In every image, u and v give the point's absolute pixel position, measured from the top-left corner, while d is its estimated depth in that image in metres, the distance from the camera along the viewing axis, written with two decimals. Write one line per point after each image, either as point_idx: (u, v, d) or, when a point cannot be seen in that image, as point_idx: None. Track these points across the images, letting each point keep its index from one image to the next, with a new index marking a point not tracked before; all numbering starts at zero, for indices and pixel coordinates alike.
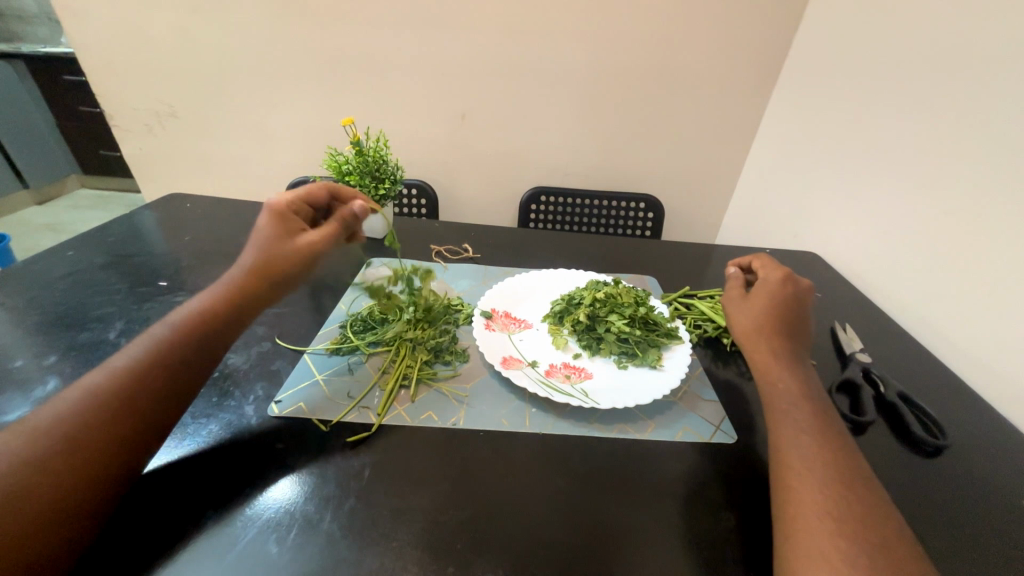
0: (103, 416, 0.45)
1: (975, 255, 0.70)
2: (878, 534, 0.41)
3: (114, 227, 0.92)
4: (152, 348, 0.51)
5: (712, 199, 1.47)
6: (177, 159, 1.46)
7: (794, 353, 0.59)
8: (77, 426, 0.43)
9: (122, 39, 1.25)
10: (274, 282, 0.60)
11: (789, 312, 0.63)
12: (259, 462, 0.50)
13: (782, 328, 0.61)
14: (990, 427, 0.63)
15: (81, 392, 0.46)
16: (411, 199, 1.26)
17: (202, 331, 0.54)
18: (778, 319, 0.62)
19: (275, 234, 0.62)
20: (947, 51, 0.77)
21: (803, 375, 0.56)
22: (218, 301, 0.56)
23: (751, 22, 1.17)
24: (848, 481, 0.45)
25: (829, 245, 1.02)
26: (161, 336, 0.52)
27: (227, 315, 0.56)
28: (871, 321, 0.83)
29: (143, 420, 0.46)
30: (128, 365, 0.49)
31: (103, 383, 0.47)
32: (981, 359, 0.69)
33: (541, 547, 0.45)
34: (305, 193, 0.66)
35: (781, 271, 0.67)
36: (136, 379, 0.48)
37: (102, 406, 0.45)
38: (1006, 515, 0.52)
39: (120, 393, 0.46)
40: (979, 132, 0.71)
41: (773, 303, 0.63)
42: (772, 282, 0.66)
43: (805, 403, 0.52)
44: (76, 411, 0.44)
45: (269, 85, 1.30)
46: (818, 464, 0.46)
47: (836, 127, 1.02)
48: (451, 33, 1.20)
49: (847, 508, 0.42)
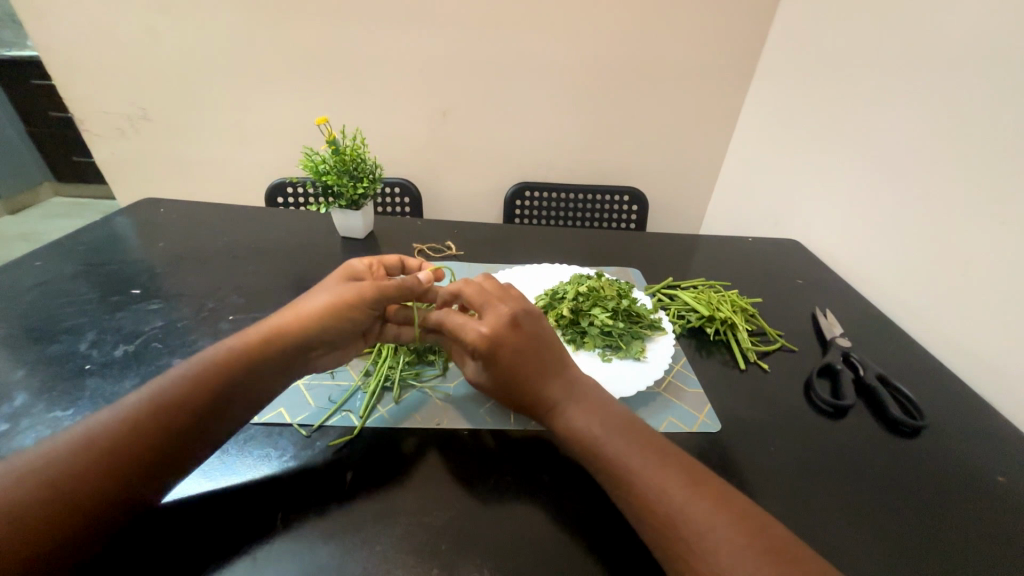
0: (104, 457, 0.41)
1: (950, 241, 0.72)
2: (757, 529, 0.39)
3: (85, 234, 0.89)
4: (166, 385, 0.46)
5: (696, 191, 1.48)
6: (151, 162, 1.42)
7: (568, 396, 0.51)
8: (69, 472, 0.40)
9: (88, 39, 1.21)
10: (320, 331, 0.55)
11: (512, 364, 0.52)
12: (249, 488, 0.48)
13: (525, 389, 0.51)
14: (966, 407, 0.64)
15: (84, 430, 0.42)
16: (394, 198, 1.24)
17: (224, 379, 0.48)
18: (508, 382, 0.52)
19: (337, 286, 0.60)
20: (921, 35, 0.78)
21: (594, 401, 0.50)
22: (248, 346, 0.51)
23: (729, 10, 1.17)
24: (693, 505, 0.41)
25: (810, 232, 1.03)
26: (179, 374, 0.47)
27: (258, 366, 0.51)
28: (851, 306, 0.85)
29: (147, 462, 0.42)
30: (137, 405, 0.44)
31: (107, 424, 0.43)
32: (957, 340, 0.71)
33: (526, 546, 0.45)
34: (381, 262, 0.68)
35: (480, 325, 0.53)
36: (139, 423, 0.43)
37: (99, 452, 0.41)
38: (979, 492, 0.53)
39: (117, 440, 0.42)
40: (956, 114, 0.71)
41: (492, 370, 0.53)
42: (474, 345, 0.53)
43: (617, 431, 0.47)
44: (69, 455, 0.40)
45: (245, 84, 1.27)
46: (658, 507, 0.41)
47: (815, 115, 1.03)
48: (428, 27, 1.18)
49: (698, 548, 0.39)
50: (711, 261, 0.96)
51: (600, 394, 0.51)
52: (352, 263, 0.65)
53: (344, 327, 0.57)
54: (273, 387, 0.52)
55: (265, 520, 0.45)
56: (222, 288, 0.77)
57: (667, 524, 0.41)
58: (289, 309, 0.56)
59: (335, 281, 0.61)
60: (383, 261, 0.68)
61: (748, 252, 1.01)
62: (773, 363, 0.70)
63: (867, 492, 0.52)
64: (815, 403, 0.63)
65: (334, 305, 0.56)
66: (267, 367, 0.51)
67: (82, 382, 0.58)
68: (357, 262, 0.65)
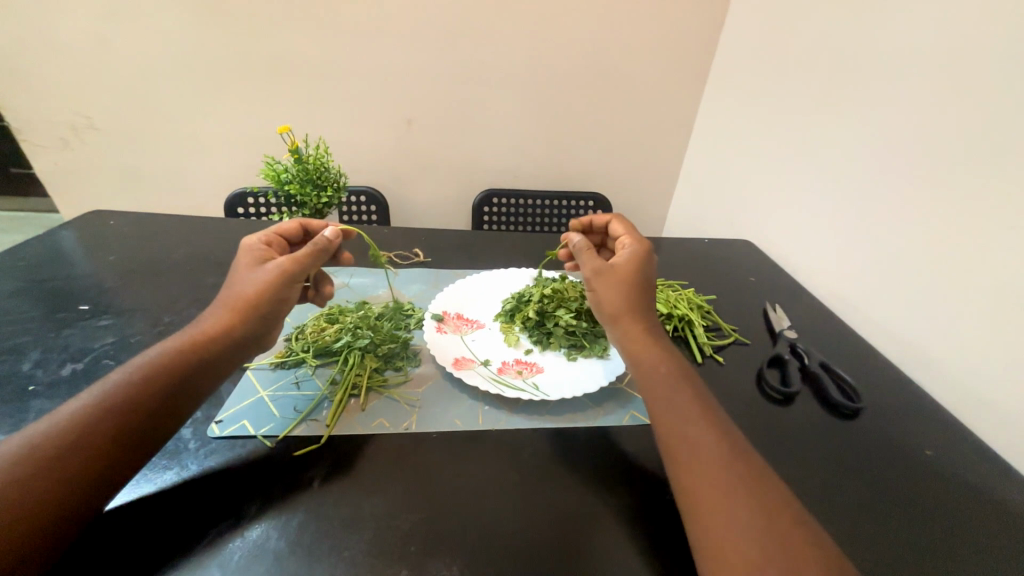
0: (52, 462, 0.39)
1: (880, 237, 0.79)
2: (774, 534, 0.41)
3: (25, 249, 0.84)
4: (109, 389, 0.45)
5: (657, 196, 1.55)
6: (100, 174, 1.36)
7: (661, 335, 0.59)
8: (10, 481, 0.37)
9: (28, 42, 1.14)
10: (263, 309, 0.56)
11: (645, 273, 0.62)
12: (209, 496, 0.47)
13: (641, 295, 0.60)
14: (896, 388, 0.71)
15: (22, 441, 0.40)
16: (361, 207, 1.23)
17: (170, 375, 0.48)
18: (637, 283, 0.61)
19: (246, 265, 0.58)
20: (851, 51, 0.86)
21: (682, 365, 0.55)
22: (190, 342, 0.51)
23: (681, 27, 1.25)
24: (737, 498, 0.43)
25: (760, 233, 1.10)
26: (124, 379, 0.46)
27: (201, 351, 0.51)
28: (797, 301, 0.91)
29: (102, 463, 0.41)
30: (77, 413, 0.43)
31: (44, 434, 0.41)
32: (888, 328, 0.78)
33: (496, 543, 0.46)
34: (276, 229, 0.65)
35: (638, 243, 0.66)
36: (87, 426, 0.42)
37: (47, 458, 0.39)
38: (908, 464, 0.58)
39: (65, 444, 0.40)
40: (882, 123, 0.79)
41: (633, 265, 0.62)
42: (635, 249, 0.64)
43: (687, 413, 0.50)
44: (10, 464, 0.38)
45: (203, 92, 1.24)
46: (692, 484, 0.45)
47: (761, 123, 1.10)
48: (393, 38, 1.20)
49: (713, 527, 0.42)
50: (671, 262, 1.00)
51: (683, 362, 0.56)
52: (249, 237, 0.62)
53: (281, 304, 0.57)
54: (223, 374, 0.52)
55: (228, 526, 0.45)
56: (179, 302, 0.75)
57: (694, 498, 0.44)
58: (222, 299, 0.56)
59: (244, 261, 0.59)
60: (277, 229, 0.65)
61: (705, 252, 1.06)
62: (728, 356, 0.74)
63: (814, 471, 0.56)
64: (765, 390, 0.67)
65: (265, 279, 0.56)
66: (217, 343, 0.52)
67: (24, 403, 0.55)
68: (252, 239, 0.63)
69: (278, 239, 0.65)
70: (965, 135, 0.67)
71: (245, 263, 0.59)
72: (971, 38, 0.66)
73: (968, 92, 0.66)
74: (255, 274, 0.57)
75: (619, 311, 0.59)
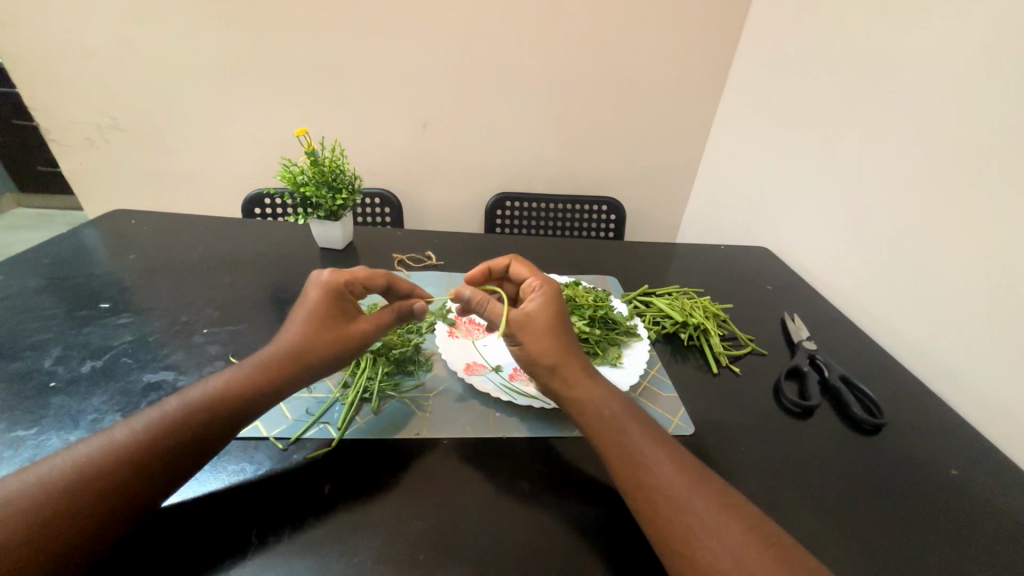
0: (114, 466, 0.42)
1: (902, 246, 0.76)
2: (756, 532, 0.41)
3: (51, 247, 0.87)
4: (187, 408, 0.47)
5: (672, 199, 1.53)
6: (123, 174, 1.40)
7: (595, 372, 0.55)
8: (80, 476, 0.41)
9: (55, 44, 1.18)
10: (308, 372, 0.54)
11: (563, 315, 0.58)
12: (237, 499, 0.48)
13: (572, 342, 0.56)
14: (920, 404, 0.69)
15: (106, 442, 0.43)
16: (374, 208, 1.24)
17: (201, 424, 0.46)
18: (559, 331, 0.56)
19: (322, 323, 0.55)
20: (874, 53, 0.83)
21: (620, 397, 0.52)
22: (238, 384, 0.50)
23: (698, 28, 1.23)
24: (719, 521, 0.42)
25: (778, 240, 1.08)
26: (195, 399, 0.48)
27: (244, 402, 0.49)
28: (815, 311, 0.89)
29: (147, 474, 0.43)
30: (118, 442, 0.43)
31: (87, 456, 0.42)
32: (912, 341, 0.75)
33: (503, 555, 0.45)
34: (365, 274, 0.59)
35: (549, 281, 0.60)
36: (154, 439, 0.44)
37: (112, 464, 0.42)
38: (932, 484, 0.56)
39: (133, 452, 0.43)
40: (904, 129, 0.77)
41: (548, 313, 0.57)
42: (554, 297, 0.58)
43: (642, 442, 0.48)
44: (91, 462, 0.42)
45: (222, 94, 1.26)
46: (668, 514, 0.43)
47: (780, 127, 1.08)
48: (408, 40, 1.20)
49: (702, 554, 0.40)
50: (685, 269, 0.99)
51: (610, 388, 0.53)
52: (330, 282, 0.57)
53: (323, 366, 0.55)
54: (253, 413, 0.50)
55: (238, 542, 0.44)
56: (196, 300, 0.76)
57: (675, 532, 0.42)
58: (288, 339, 0.54)
59: (320, 310, 0.56)
60: (367, 275, 0.60)
61: (721, 259, 1.04)
62: (743, 367, 0.73)
63: (831, 487, 0.54)
64: (783, 403, 0.66)
65: (335, 347, 0.55)
66: (266, 397, 0.51)
67: (46, 399, 0.56)
68: (331, 277, 0.57)
69: (360, 288, 0.59)
70: (988, 140, 0.64)
71: (321, 314, 0.55)
72: (996, 41, 0.64)
73: (990, 98, 0.64)
74: (327, 340, 0.55)
75: (551, 361, 0.53)
